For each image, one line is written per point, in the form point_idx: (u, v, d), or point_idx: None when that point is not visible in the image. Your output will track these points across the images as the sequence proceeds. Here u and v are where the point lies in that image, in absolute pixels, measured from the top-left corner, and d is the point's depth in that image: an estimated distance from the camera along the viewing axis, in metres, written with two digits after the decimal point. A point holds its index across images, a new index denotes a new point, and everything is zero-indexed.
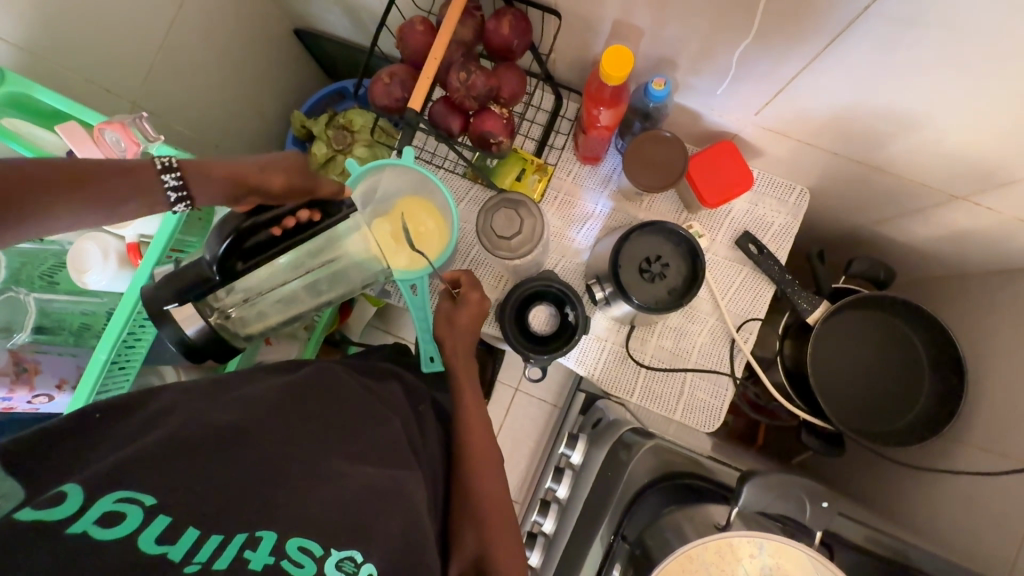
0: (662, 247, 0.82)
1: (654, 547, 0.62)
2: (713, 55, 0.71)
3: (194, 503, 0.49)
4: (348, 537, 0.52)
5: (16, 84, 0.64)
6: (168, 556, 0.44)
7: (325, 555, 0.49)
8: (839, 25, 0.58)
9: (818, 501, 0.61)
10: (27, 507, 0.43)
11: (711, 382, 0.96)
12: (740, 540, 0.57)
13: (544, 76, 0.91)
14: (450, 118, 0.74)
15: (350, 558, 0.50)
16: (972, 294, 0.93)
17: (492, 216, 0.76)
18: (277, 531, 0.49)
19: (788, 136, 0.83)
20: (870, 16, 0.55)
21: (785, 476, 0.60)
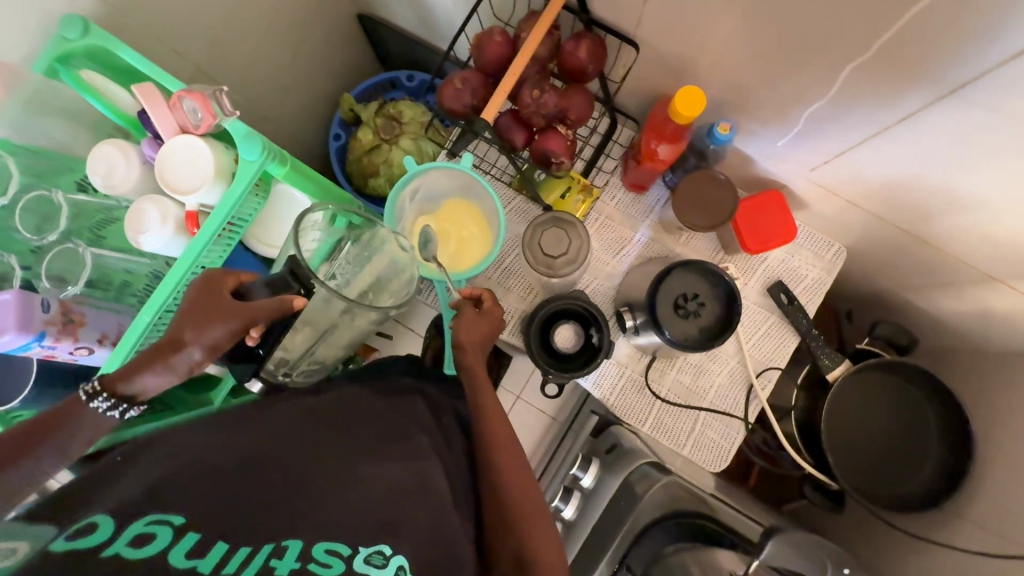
0: (700, 286, 0.83)
1: None
2: (784, 107, 0.72)
3: (218, 516, 0.48)
4: (371, 534, 0.52)
5: (99, 38, 0.63)
6: (199, 569, 0.43)
7: (353, 553, 0.49)
8: (921, 98, 0.59)
9: (839, 566, 0.61)
10: (57, 538, 0.41)
11: (724, 423, 0.97)
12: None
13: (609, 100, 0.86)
14: (516, 131, 0.75)
15: (378, 554, 0.50)
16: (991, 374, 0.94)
17: (539, 233, 0.78)
18: (303, 538, 0.49)
19: (838, 195, 0.84)
20: (955, 97, 0.56)
21: (803, 534, 0.61)
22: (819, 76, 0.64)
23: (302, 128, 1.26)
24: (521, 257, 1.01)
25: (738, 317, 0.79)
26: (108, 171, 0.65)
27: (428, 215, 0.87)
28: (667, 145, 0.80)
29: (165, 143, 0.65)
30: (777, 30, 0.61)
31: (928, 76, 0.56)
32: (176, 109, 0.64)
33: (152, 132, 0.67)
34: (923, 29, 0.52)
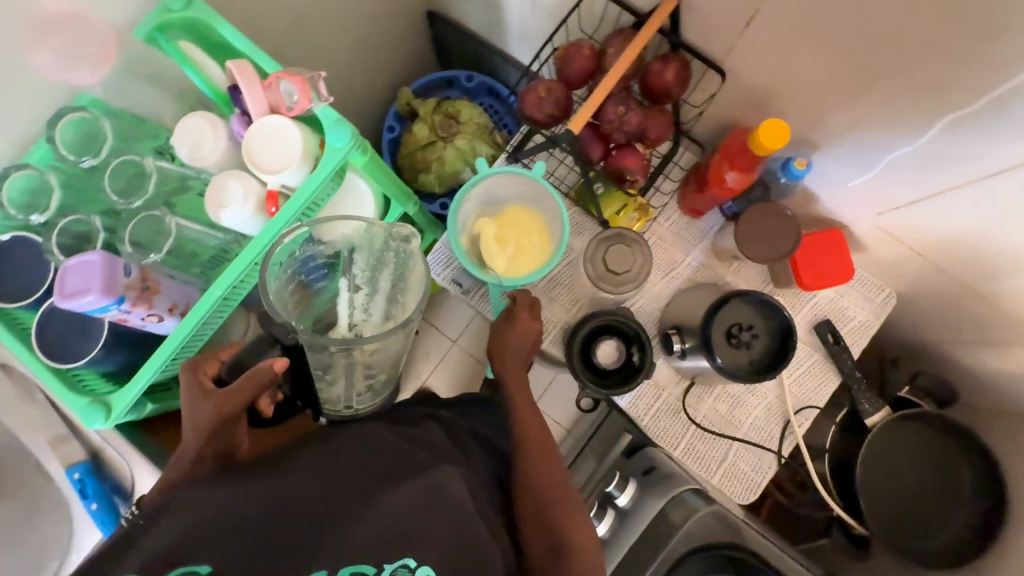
0: (752, 317, 0.82)
1: None
2: (864, 149, 0.73)
3: (238, 559, 0.53)
4: (395, 548, 0.56)
5: (200, 12, 0.64)
6: None
7: (376, 573, 0.55)
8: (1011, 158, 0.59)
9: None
10: None
11: (757, 456, 0.96)
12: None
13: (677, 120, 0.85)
14: (593, 144, 0.75)
15: (404, 566, 0.55)
16: None
17: (605, 249, 0.77)
18: (327, 567, 0.54)
19: (901, 242, 0.84)
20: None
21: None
22: (909, 122, 0.65)
23: (357, 116, 1.27)
24: (570, 269, 1.01)
25: (792, 352, 0.79)
26: (195, 144, 0.65)
27: (488, 215, 0.87)
28: (737, 174, 0.80)
29: (254, 122, 0.65)
30: (883, 69, 0.61)
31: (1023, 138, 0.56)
32: (271, 89, 0.64)
33: (241, 109, 0.67)
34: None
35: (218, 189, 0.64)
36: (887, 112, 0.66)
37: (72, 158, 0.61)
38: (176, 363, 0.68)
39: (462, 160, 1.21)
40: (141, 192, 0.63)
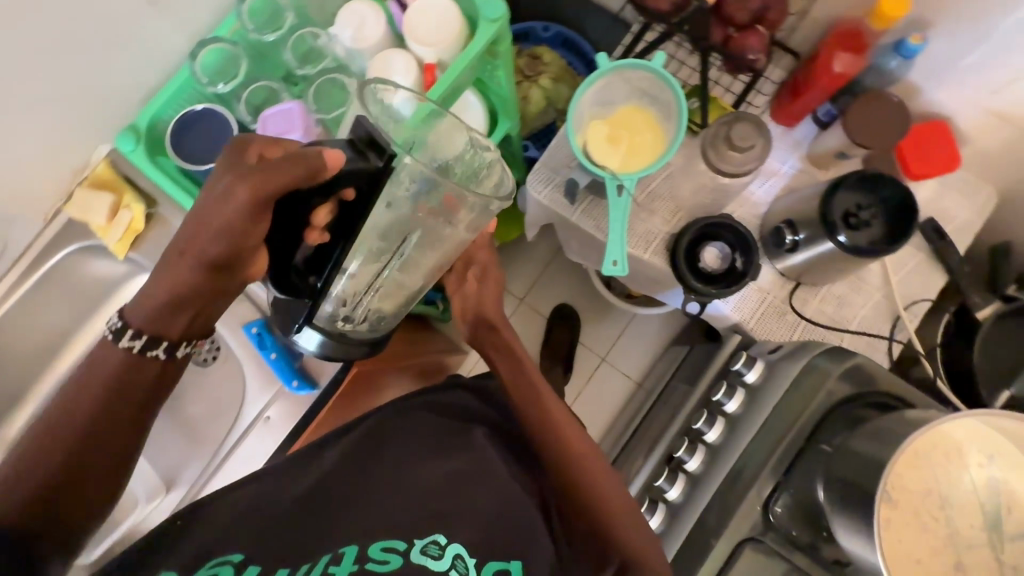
0: (868, 198, 0.85)
1: (864, 451, 0.63)
2: (981, 15, 0.75)
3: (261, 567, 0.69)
4: (427, 526, 0.71)
5: None
6: None
7: (410, 547, 0.68)
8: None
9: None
10: None
11: (868, 352, 0.97)
12: (971, 449, 0.58)
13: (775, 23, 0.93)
14: (715, 27, 0.79)
15: (434, 543, 0.68)
16: None
17: (731, 126, 0.79)
18: (359, 544, 0.69)
19: (1011, 123, 0.85)
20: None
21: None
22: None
23: None
24: (668, 181, 1.04)
25: (912, 229, 0.81)
26: (359, 26, 0.72)
27: (576, 134, 0.89)
28: (852, 58, 0.84)
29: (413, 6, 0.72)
30: None
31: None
32: None
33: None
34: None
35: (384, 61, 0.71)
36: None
37: (258, 36, 0.81)
38: None
39: (547, 99, 1.26)
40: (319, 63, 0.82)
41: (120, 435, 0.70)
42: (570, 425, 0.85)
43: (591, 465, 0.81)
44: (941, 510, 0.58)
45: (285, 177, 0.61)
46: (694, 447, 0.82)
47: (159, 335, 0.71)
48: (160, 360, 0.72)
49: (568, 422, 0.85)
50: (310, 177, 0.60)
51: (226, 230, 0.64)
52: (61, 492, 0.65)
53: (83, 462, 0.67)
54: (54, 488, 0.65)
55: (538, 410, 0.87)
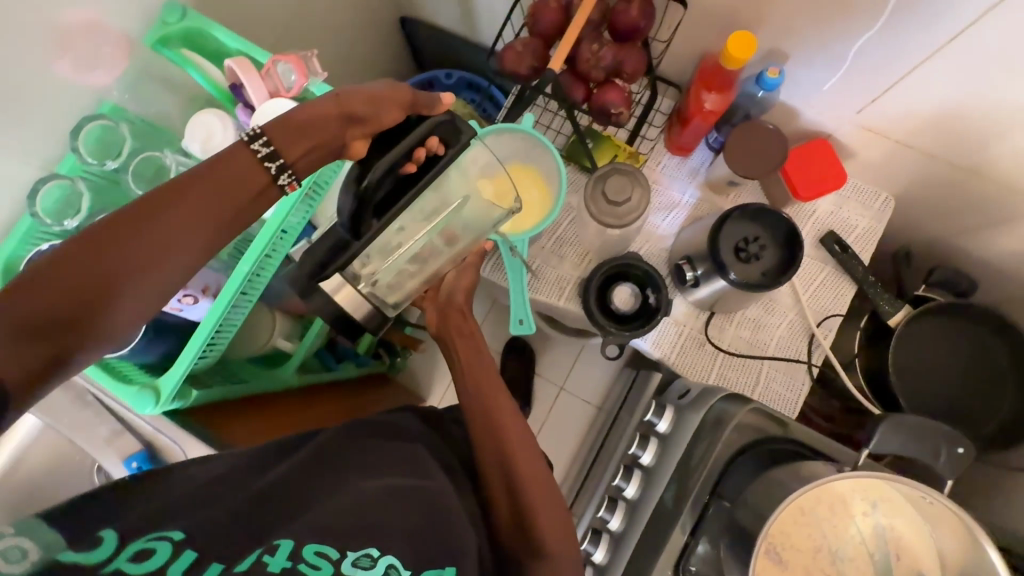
0: (757, 230, 0.85)
1: (758, 504, 0.63)
2: (830, 45, 0.76)
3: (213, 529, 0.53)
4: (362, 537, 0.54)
5: (196, 20, 0.71)
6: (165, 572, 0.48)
7: (341, 558, 0.51)
8: (977, 9, 0.61)
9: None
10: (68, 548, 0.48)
11: (788, 374, 0.97)
12: (854, 498, 0.57)
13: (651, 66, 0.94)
14: (575, 87, 0.80)
15: (367, 555, 0.52)
16: None
17: (604, 180, 0.80)
18: (295, 539, 0.52)
19: (886, 137, 0.86)
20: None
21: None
22: (866, 8, 0.68)
23: None
24: (574, 225, 1.04)
25: (801, 256, 0.81)
26: (206, 137, 0.70)
27: (466, 184, 0.82)
28: (717, 96, 0.84)
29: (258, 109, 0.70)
30: None
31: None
32: (269, 76, 0.69)
33: (244, 101, 0.72)
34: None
35: None
36: (846, 4, 0.69)
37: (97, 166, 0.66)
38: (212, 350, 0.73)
39: None
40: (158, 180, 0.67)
41: (113, 282, 0.52)
42: (518, 428, 0.83)
43: (531, 467, 0.79)
44: (831, 565, 0.57)
45: (364, 116, 0.66)
46: (615, 504, 0.84)
47: (283, 150, 0.60)
48: (275, 181, 0.60)
49: (512, 417, 0.84)
50: (414, 107, 0.71)
51: (325, 122, 0.62)
52: (81, 324, 0.51)
53: (86, 297, 0.51)
54: (73, 320, 0.50)
55: (489, 420, 0.83)
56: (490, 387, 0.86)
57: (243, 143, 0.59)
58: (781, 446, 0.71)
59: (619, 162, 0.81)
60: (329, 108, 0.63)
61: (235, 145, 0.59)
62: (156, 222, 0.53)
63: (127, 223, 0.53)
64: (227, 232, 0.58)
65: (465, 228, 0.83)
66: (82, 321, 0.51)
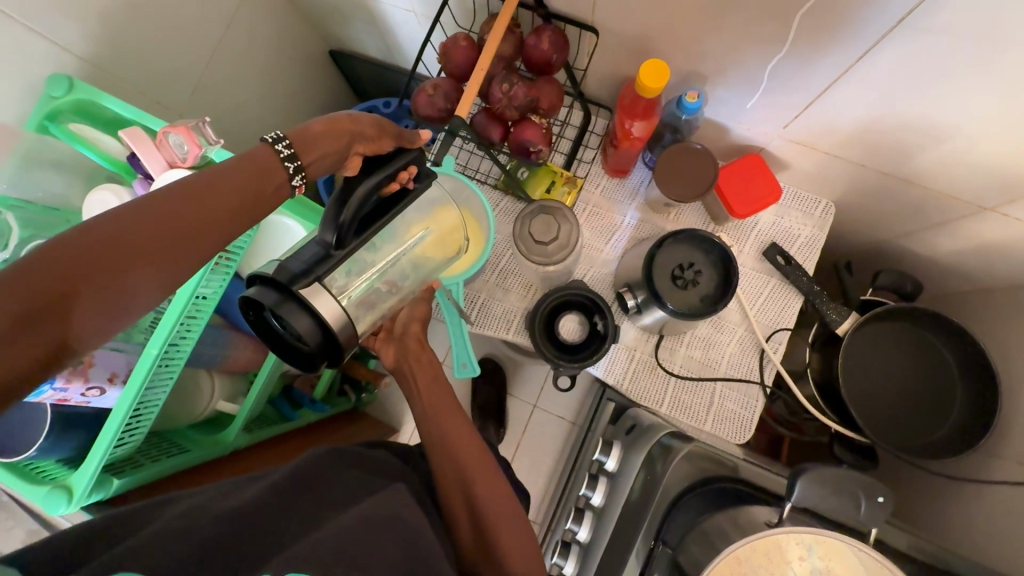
0: (694, 254, 0.84)
1: (699, 551, 0.62)
2: (745, 65, 0.74)
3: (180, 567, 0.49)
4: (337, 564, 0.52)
5: (84, 92, 0.69)
6: None
7: None
8: (877, 31, 0.60)
9: (873, 496, 0.59)
10: None
11: (741, 392, 0.96)
12: (789, 542, 0.56)
13: (575, 92, 0.93)
14: (491, 126, 0.78)
15: None
16: (1000, 308, 0.92)
17: (529, 222, 0.79)
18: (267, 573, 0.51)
19: (815, 149, 0.86)
20: (915, 17, 0.56)
21: (837, 471, 0.59)
22: (771, 32, 0.67)
23: None
24: (516, 256, 1.02)
25: (736, 280, 0.79)
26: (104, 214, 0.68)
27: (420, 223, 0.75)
28: (641, 123, 0.82)
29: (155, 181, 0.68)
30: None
31: (879, 13, 0.58)
32: (163, 146, 0.67)
33: (142, 173, 0.70)
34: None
35: None
36: (752, 28, 0.67)
37: None
38: (131, 434, 0.71)
39: None
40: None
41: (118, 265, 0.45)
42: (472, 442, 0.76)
43: (495, 489, 0.73)
44: None
45: (368, 134, 0.63)
46: (569, 548, 0.81)
47: (302, 151, 0.57)
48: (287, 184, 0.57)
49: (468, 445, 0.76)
50: (401, 140, 0.67)
51: (338, 135, 0.60)
52: (71, 305, 0.43)
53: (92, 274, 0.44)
54: (63, 303, 0.43)
55: (436, 450, 0.75)
56: (442, 396, 0.78)
57: (266, 145, 0.57)
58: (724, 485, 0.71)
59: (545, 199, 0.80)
60: (337, 125, 0.60)
61: (257, 146, 0.56)
62: (182, 206, 0.49)
63: (150, 216, 0.47)
64: (241, 226, 0.54)
65: (409, 275, 0.78)
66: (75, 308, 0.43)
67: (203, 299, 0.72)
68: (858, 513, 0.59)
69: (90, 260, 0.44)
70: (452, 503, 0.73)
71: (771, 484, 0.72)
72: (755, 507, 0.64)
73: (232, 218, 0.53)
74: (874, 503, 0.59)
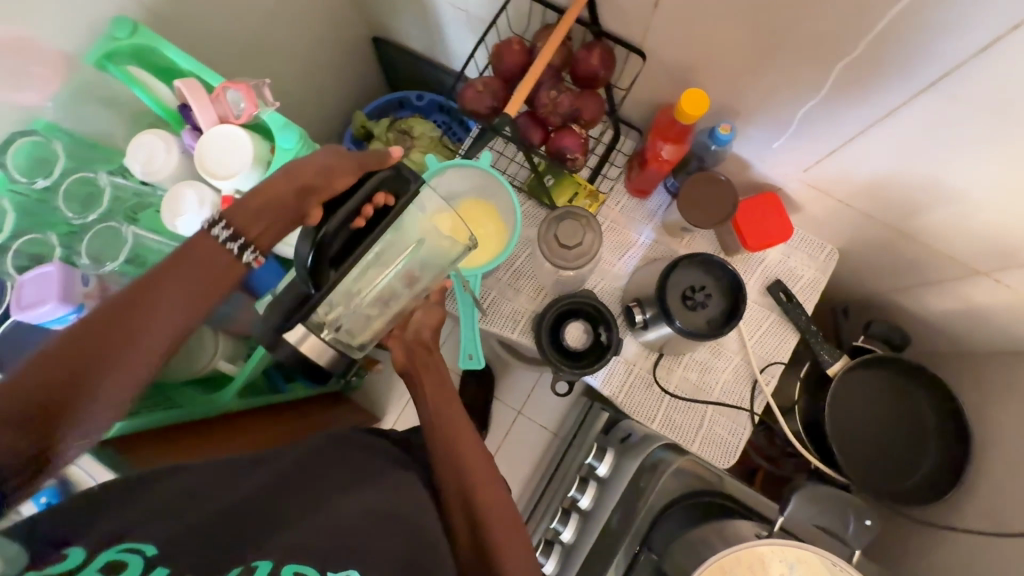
0: (705, 279, 0.87)
1: (684, 560, 0.63)
2: (777, 106, 0.78)
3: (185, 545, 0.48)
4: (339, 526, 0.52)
5: (144, 38, 0.68)
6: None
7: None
8: (907, 91, 0.65)
9: (862, 519, 0.64)
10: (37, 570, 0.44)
11: (730, 418, 0.99)
12: (774, 559, 0.58)
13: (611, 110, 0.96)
14: (532, 130, 0.81)
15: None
16: (980, 370, 0.97)
17: (555, 226, 0.81)
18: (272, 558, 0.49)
19: (830, 195, 0.90)
20: (946, 82, 0.61)
21: (826, 491, 0.64)
22: (808, 78, 0.71)
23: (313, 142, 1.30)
24: (531, 259, 1.04)
25: (744, 307, 0.83)
26: (148, 158, 0.68)
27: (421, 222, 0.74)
28: (672, 146, 0.86)
29: (205, 133, 0.69)
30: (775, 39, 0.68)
31: (912, 75, 0.62)
32: (218, 101, 0.68)
33: (191, 123, 0.70)
34: (904, 32, 0.59)
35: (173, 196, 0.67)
36: (790, 71, 0.72)
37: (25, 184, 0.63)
38: None
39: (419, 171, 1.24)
40: (95, 209, 0.67)
41: (98, 356, 0.49)
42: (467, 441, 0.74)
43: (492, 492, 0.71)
44: None
45: (321, 182, 0.63)
46: (551, 547, 0.82)
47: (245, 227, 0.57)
48: (236, 259, 0.56)
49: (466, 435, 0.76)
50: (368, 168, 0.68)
51: (277, 201, 0.59)
52: (54, 420, 0.46)
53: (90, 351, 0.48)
54: (47, 415, 0.46)
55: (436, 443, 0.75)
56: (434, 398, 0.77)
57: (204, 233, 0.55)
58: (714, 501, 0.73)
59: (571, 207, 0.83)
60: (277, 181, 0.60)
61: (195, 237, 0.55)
62: (135, 304, 0.50)
63: (107, 323, 0.49)
64: (209, 306, 0.55)
65: (427, 269, 0.78)
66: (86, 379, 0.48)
67: None
68: (846, 532, 0.64)
69: (74, 350, 0.48)
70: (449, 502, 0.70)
71: (761, 506, 0.74)
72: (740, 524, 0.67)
73: (190, 304, 0.53)
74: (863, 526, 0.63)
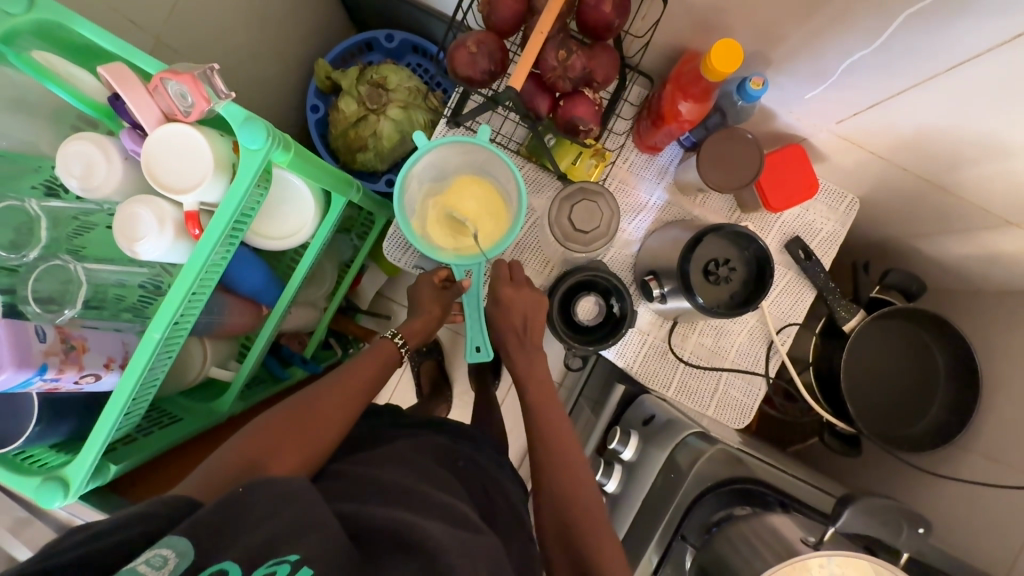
0: (729, 251, 0.82)
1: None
2: (820, 56, 0.69)
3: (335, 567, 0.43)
4: None
5: (49, 11, 0.53)
6: None
7: None
8: (950, 59, 0.59)
9: (916, 527, 0.58)
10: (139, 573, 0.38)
11: (746, 380, 0.96)
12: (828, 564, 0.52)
13: (634, 67, 0.87)
14: (538, 97, 0.72)
15: None
16: (989, 312, 0.94)
17: (572, 209, 0.82)
18: None
19: (861, 147, 0.82)
20: (1009, 48, 0.53)
21: (885, 500, 0.57)
22: (828, 24, 0.63)
23: (276, 101, 1.15)
24: (535, 229, 0.95)
25: (770, 279, 0.78)
26: (84, 172, 0.57)
27: None
28: (692, 104, 0.76)
29: (148, 135, 0.57)
30: None
31: (959, 39, 0.56)
32: (159, 93, 0.55)
33: (130, 121, 0.58)
34: (950, 3, 0.53)
35: (129, 222, 0.56)
36: (808, 22, 0.65)
37: None
38: (128, 420, 0.63)
39: (400, 129, 1.10)
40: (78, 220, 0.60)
41: None
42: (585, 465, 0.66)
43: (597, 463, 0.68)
44: None
45: None
46: None
47: None
48: None
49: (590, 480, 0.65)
50: None
51: None
52: None
53: (283, 440, 0.58)
54: None
55: None
56: None
57: None
58: (753, 488, 0.70)
59: (584, 183, 0.82)
60: None
61: None
62: None
63: None
64: None
65: None
66: (275, 457, 0.56)
67: (221, 268, 0.65)
68: (898, 541, 0.57)
69: None
70: (512, 525, 0.67)
71: (812, 498, 0.71)
72: (781, 520, 0.62)
73: None
74: (916, 534, 0.57)
